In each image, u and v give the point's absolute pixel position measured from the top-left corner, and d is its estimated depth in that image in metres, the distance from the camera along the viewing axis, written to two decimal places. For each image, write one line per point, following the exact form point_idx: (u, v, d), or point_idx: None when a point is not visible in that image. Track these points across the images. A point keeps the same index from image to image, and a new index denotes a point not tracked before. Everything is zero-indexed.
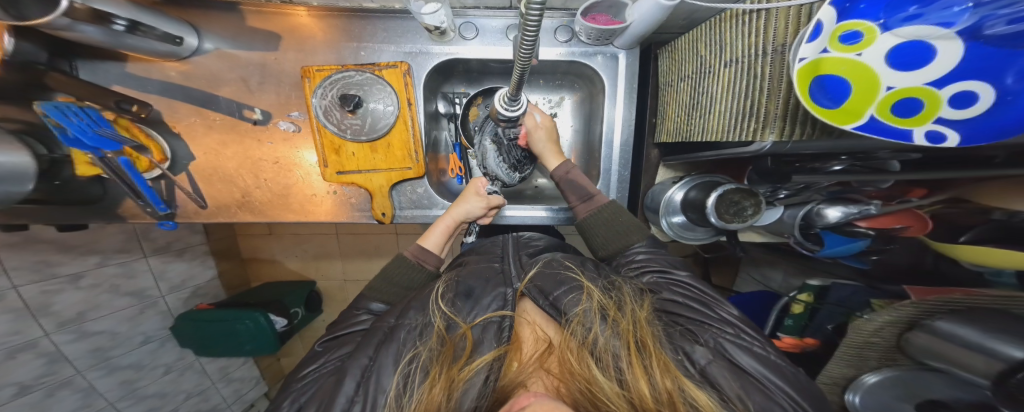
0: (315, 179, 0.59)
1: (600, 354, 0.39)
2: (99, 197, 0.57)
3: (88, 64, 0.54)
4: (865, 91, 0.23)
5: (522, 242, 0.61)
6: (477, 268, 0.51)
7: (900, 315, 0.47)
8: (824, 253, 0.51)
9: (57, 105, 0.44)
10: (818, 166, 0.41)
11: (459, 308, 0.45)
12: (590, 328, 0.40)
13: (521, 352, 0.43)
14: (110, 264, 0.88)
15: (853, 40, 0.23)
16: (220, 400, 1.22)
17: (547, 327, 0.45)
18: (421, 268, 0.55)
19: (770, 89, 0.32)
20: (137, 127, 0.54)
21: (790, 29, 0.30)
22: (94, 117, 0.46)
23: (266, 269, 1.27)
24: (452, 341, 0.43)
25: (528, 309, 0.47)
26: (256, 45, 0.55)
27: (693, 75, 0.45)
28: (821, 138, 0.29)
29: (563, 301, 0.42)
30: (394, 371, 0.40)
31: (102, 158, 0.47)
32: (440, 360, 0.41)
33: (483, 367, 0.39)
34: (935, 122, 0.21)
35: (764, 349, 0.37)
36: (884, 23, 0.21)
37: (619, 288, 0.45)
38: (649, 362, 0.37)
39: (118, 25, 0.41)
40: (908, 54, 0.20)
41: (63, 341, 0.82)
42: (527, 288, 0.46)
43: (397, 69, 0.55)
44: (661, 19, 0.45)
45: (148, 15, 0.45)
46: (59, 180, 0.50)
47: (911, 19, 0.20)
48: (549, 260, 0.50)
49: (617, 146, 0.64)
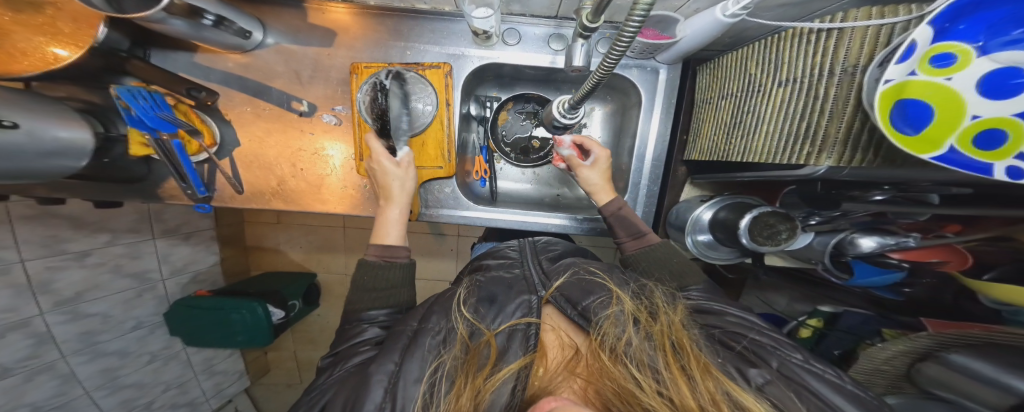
0: (345, 171, 0.58)
1: (635, 363, 0.37)
2: (145, 176, 0.55)
3: (160, 53, 0.54)
4: (950, 118, 0.25)
5: (540, 247, 0.60)
6: (497, 275, 0.51)
7: (915, 345, 0.49)
8: (855, 281, 0.55)
9: (129, 89, 0.44)
10: (858, 194, 0.44)
11: (482, 314, 0.44)
12: (624, 330, 0.40)
13: (546, 359, 0.43)
14: (118, 244, 0.88)
15: (945, 62, 0.25)
16: (199, 394, 1.17)
17: (572, 334, 0.45)
18: (393, 264, 0.50)
19: (832, 111, 0.34)
20: (195, 113, 0.52)
21: (864, 51, 0.31)
22: (159, 102, 0.46)
23: (270, 257, 1.25)
24: (475, 350, 0.42)
25: (550, 315, 0.47)
26: (312, 41, 0.55)
27: (740, 93, 0.48)
28: (882, 166, 0.31)
29: (592, 307, 0.41)
30: (417, 382, 0.38)
31: (157, 139, 0.45)
32: (465, 371, 0.40)
33: (509, 378, 0.38)
34: (1016, 157, 0.22)
35: (838, 377, 0.34)
36: (981, 46, 0.24)
37: (652, 295, 0.46)
38: (686, 363, 0.36)
39: (208, 20, 0.42)
40: (998, 79, 0.22)
41: (55, 322, 0.79)
42: (553, 297, 0.46)
43: (440, 70, 0.56)
44: (713, 37, 0.47)
45: (228, 11, 0.45)
46: (108, 157, 0.47)
47: (1014, 43, 0.22)
48: (574, 267, 0.49)
49: (648, 160, 0.66)
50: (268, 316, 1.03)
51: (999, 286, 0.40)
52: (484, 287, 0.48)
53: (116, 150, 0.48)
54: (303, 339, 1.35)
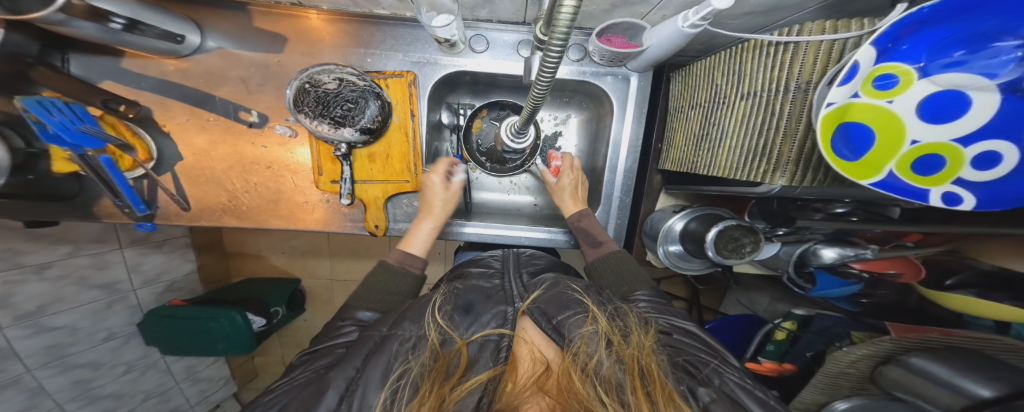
0: (309, 184, 0.56)
1: (604, 384, 0.34)
2: (75, 193, 0.52)
3: (82, 57, 0.51)
4: (889, 143, 0.25)
5: (523, 260, 0.59)
6: (476, 284, 0.49)
7: (879, 348, 0.48)
8: (816, 292, 0.56)
9: (41, 100, 0.41)
10: (820, 206, 0.45)
11: (456, 322, 0.42)
12: (594, 351, 0.37)
13: (516, 373, 0.37)
14: (82, 254, 0.82)
15: (885, 82, 0.25)
16: (182, 401, 1.15)
17: (546, 349, 0.40)
18: (406, 272, 0.52)
19: (786, 129, 0.33)
20: (126, 125, 0.50)
21: (818, 67, 0.31)
22: (80, 113, 0.44)
23: (249, 264, 1.21)
24: (445, 358, 0.38)
25: (526, 329, 0.42)
26: (262, 47, 0.52)
27: (706, 104, 0.47)
28: (832, 185, 0.31)
29: (567, 325, 0.38)
30: (381, 387, 0.36)
31: (82, 156, 0.45)
32: (432, 378, 0.36)
33: (477, 388, 0.35)
34: (954, 183, 0.24)
35: (766, 395, 0.35)
36: (923, 67, 0.23)
37: (624, 315, 0.44)
38: (651, 389, 0.34)
39: (115, 24, 0.39)
40: (943, 104, 0.22)
41: (16, 337, 0.77)
42: (529, 309, 0.42)
43: (402, 79, 0.54)
44: (677, 47, 0.46)
45: (152, 13, 0.42)
46: (33, 174, 0.47)
47: (955, 64, 0.21)
48: (555, 279, 0.47)
49: (621, 171, 0.65)
50: (248, 324, 1.00)
51: (955, 296, 0.41)
52: (461, 296, 0.46)
53: (41, 165, 0.48)
54: (290, 344, 1.32)
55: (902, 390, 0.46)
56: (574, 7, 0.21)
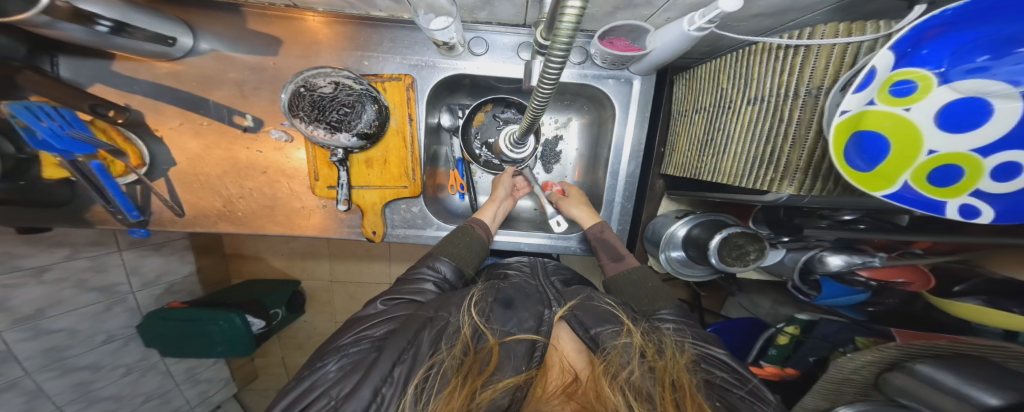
0: (305, 190, 0.55)
1: (634, 390, 0.34)
2: (67, 199, 0.51)
3: (72, 60, 0.50)
4: (905, 153, 0.24)
5: (550, 268, 0.58)
6: (518, 282, 0.50)
7: (885, 355, 0.47)
8: (821, 299, 0.55)
9: (30, 106, 0.41)
10: (828, 212, 0.45)
11: (495, 317, 0.43)
12: (628, 361, 0.37)
13: (546, 379, 0.36)
14: (80, 257, 0.82)
15: (903, 88, 0.23)
16: (183, 403, 1.14)
17: (577, 361, 0.40)
18: (477, 232, 0.56)
19: (796, 137, 0.32)
20: (116, 130, 0.49)
21: (830, 71, 0.29)
22: (69, 118, 0.43)
23: (250, 266, 1.20)
24: (476, 354, 0.39)
25: (562, 337, 0.43)
26: (255, 49, 0.52)
27: (711, 107, 0.46)
28: (842, 194, 0.31)
29: (603, 336, 0.40)
30: (393, 405, 0.34)
31: (72, 161, 0.44)
32: (462, 373, 0.36)
33: (507, 391, 0.34)
34: (971, 194, 0.23)
35: None
36: (943, 72, 0.22)
37: (659, 333, 0.42)
38: (682, 402, 0.33)
39: (102, 26, 0.37)
40: (963, 112, 0.21)
41: (14, 340, 0.76)
42: (566, 315, 0.43)
43: (400, 83, 0.53)
44: (681, 50, 0.45)
45: (142, 15, 0.42)
46: (23, 179, 0.47)
47: (977, 71, 0.20)
48: (589, 294, 0.47)
49: (622, 176, 0.64)
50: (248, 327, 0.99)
51: (966, 306, 0.39)
52: (501, 290, 0.47)
53: (32, 171, 0.47)
54: (291, 346, 1.31)
55: (903, 395, 0.44)
56: (575, 17, 0.21)
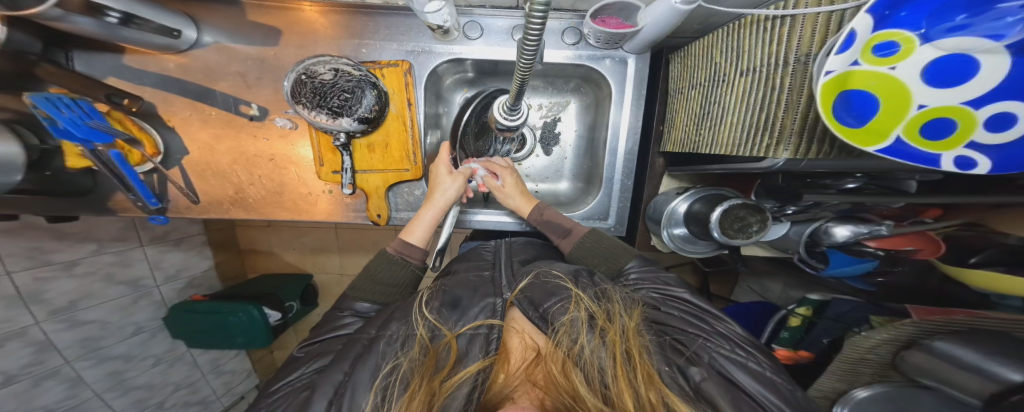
0: (311, 177, 0.57)
1: (587, 370, 0.37)
2: (88, 188, 0.55)
3: (83, 55, 0.52)
4: (895, 109, 0.24)
5: (514, 248, 0.58)
6: (466, 278, 0.48)
7: (899, 333, 0.44)
8: (829, 272, 0.54)
9: (48, 96, 0.43)
10: (831, 182, 0.42)
11: (444, 317, 0.42)
12: (577, 338, 0.39)
13: (508, 362, 0.40)
14: (106, 252, 0.86)
15: (887, 51, 0.23)
16: (209, 392, 1.21)
17: (536, 336, 0.41)
18: (405, 263, 0.51)
19: (788, 104, 0.32)
20: (131, 120, 0.52)
21: (816, 38, 0.29)
22: (87, 110, 0.45)
23: (265, 259, 1.25)
24: (434, 351, 0.40)
25: (517, 318, 0.43)
26: (255, 40, 0.53)
27: (706, 83, 0.45)
28: (840, 157, 0.29)
29: (552, 311, 0.39)
30: (369, 389, 0.36)
31: (93, 150, 0.46)
32: (421, 373, 0.38)
33: (467, 379, 0.37)
34: (967, 146, 0.22)
35: (760, 365, 0.36)
36: (924, 33, 0.21)
37: (609, 296, 0.43)
38: (633, 373, 0.36)
39: (112, 17, 0.39)
40: (949, 69, 0.21)
41: (53, 330, 0.81)
42: (517, 299, 0.43)
43: (398, 68, 0.54)
44: (673, 25, 0.44)
45: (150, 9, 0.44)
46: (49, 170, 0.49)
47: (957, 29, 0.20)
48: (539, 270, 0.46)
49: (621, 154, 0.64)
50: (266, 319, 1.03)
51: (976, 272, 0.37)
52: (448, 291, 0.45)
53: (55, 161, 0.50)
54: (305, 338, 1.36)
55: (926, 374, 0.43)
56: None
